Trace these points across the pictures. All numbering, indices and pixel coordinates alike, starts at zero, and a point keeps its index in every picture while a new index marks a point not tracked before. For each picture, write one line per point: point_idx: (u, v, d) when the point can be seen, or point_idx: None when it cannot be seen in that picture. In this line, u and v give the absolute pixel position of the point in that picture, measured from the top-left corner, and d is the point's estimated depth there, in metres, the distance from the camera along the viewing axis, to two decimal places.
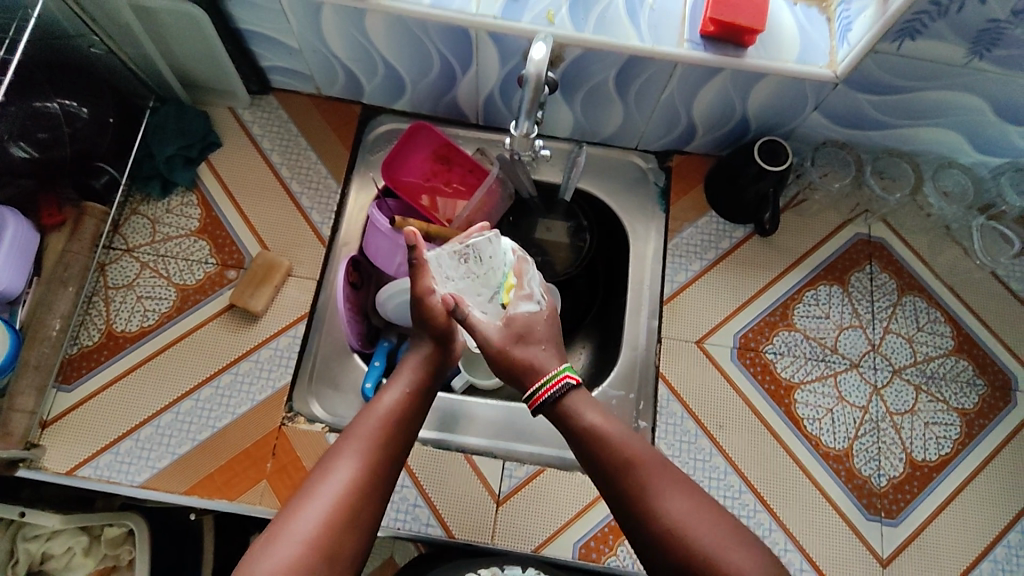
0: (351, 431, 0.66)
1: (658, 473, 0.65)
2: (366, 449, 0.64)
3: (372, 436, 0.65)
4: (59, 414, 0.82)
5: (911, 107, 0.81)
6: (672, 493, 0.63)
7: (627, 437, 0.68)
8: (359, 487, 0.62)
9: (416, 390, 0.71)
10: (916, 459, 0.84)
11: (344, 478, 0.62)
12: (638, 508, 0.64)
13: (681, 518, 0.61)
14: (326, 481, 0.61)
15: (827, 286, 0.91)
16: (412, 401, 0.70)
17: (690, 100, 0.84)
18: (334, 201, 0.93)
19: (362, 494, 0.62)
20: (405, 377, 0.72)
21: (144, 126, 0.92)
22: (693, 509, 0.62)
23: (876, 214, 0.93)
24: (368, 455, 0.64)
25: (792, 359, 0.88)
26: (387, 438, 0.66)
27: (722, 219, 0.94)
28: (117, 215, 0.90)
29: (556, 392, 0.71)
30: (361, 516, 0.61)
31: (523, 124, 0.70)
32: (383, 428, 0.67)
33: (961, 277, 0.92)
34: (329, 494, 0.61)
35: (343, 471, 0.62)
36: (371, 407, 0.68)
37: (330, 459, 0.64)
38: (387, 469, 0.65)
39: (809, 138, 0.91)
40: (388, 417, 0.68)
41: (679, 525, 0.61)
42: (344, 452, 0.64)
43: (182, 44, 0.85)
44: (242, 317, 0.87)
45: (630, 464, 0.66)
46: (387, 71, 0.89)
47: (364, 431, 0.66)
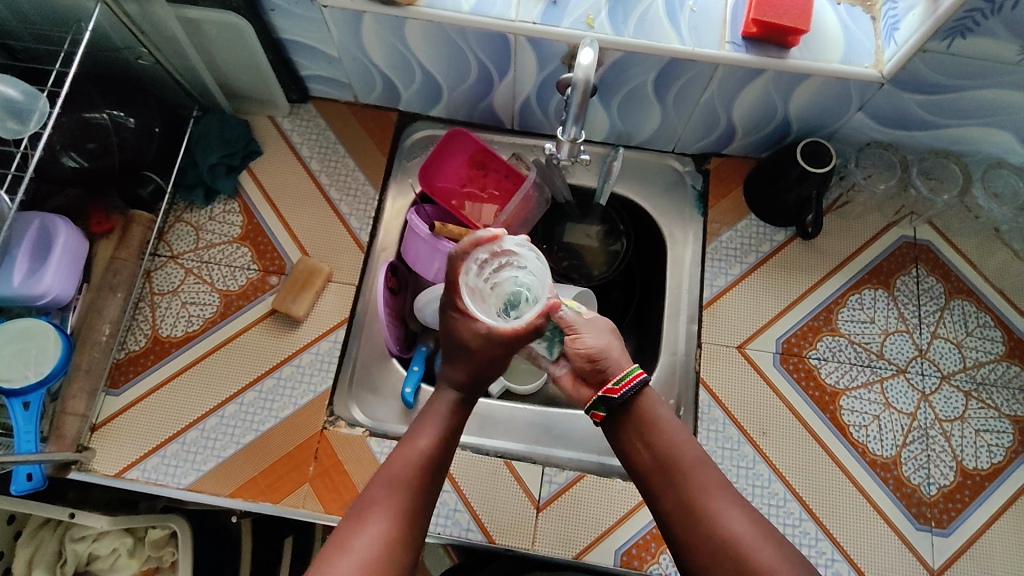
0: (378, 485, 0.65)
1: (714, 482, 0.66)
2: (396, 504, 0.64)
3: (399, 489, 0.65)
4: (108, 417, 0.84)
5: (960, 106, 0.79)
6: (721, 493, 0.65)
7: (690, 445, 0.69)
8: (392, 542, 0.61)
9: (444, 437, 0.70)
10: (967, 468, 0.82)
11: (374, 535, 0.61)
12: (697, 515, 0.65)
13: (742, 536, 0.62)
14: (357, 536, 0.60)
15: (872, 291, 0.89)
16: (438, 445, 0.69)
17: (731, 101, 0.83)
18: (372, 208, 0.94)
19: (395, 549, 0.61)
20: (434, 420, 0.71)
21: (188, 136, 0.94)
22: (739, 512, 0.64)
23: (922, 215, 0.91)
24: (399, 511, 0.63)
25: (836, 365, 0.86)
26: (415, 487, 0.65)
27: (762, 222, 0.93)
28: (162, 223, 0.92)
29: (633, 387, 0.70)
30: (394, 572, 0.60)
31: (572, 129, 0.69)
32: (409, 479, 0.66)
33: (1011, 280, 0.90)
34: (361, 551, 0.59)
35: (378, 526, 0.61)
36: (397, 457, 0.68)
37: (358, 515, 0.63)
38: (419, 523, 0.64)
39: (852, 139, 0.89)
40: (415, 466, 0.67)
41: (740, 542, 0.62)
42: (374, 510, 0.63)
43: (226, 54, 0.87)
44: (284, 323, 0.88)
45: (694, 468, 0.67)
46: (425, 78, 0.90)
47: (392, 485, 0.65)
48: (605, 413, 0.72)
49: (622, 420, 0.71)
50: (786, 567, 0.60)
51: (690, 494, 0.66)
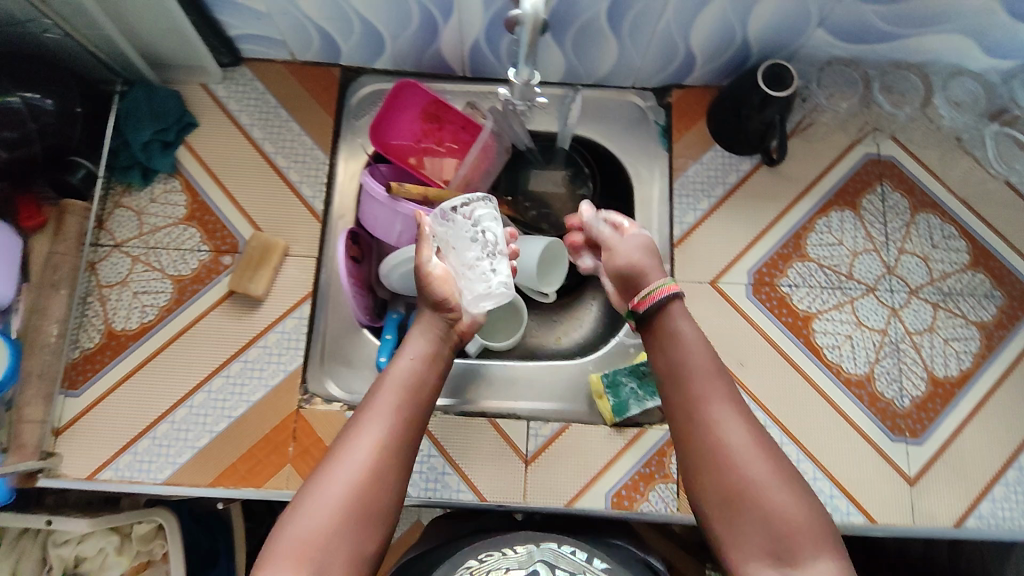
0: (367, 403, 0.64)
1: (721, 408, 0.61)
2: (386, 423, 0.62)
3: (389, 406, 0.64)
4: (71, 420, 0.80)
5: (918, 14, 0.76)
6: (720, 402, 0.62)
7: (711, 358, 0.65)
8: (385, 454, 0.60)
9: (430, 359, 0.70)
10: (938, 376, 0.83)
11: (365, 447, 0.60)
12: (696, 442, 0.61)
13: (734, 450, 0.58)
14: (348, 450, 0.60)
15: (838, 212, 0.88)
16: (425, 368, 0.69)
17: (688, 27, 0.80)
18: (324, 173, 0.89)
19: (388, 461, 0.60)
20: (418, 346, 0.70)
21: (114, 113, 0.86)
22: (740, 423, 0.60)
23: (885, 130, 0.90)
24: (391, 425, 0.62)
25: (807, 289, 0.86)
26: (404, 405, 0.64)
27: (726, 152, 0.91)
28: (100, 210, 0.86)
29: (659, 299, 0.69)
30: (388, 481, 0.59)
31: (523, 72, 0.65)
32: (398, 397, 0.64)
33: (976, 190, 0.89)
34: (352, 465, 0.58)
35: (368, 439, 0.60)
36: (387, 378, 0.66)
37: (349, 432, 0.61)
38: (410, 441, 0.63)
39: (813, 58, 0.86)
40: (403, 386, 0.66)
41: (734, 455, 0.58)
42: (365, 426, 0.62)
43: (142, 18, 0.79)
44: (244, 303, 0.84)
45: (702, 399, 0.62)
46: (364, 28, 0.84)
47: (381, 403, 0.64)
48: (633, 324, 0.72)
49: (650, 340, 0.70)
50: (775, 481, 0.56)
51: (690, 421, 0.62)
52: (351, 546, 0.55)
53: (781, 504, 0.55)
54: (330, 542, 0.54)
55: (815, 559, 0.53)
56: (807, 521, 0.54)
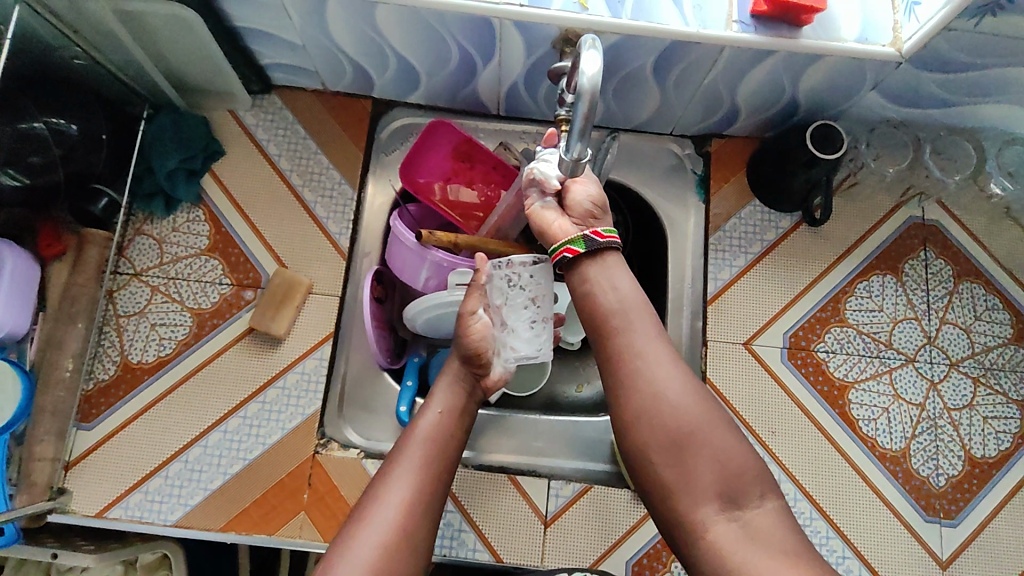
0: (396, 457, 0.66)
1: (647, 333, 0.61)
2: (416, 476, 0.64)
3: (418, 460, 0.65)
4: (82, 455, 0.78)
5: (978, 84, 0.73)
6: (652, 343, 0.60)
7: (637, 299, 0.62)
8: (414, 508, 0.62)
9: (455, 411, 0.71)
10: (975, 456, 0.81)
11: (396, 501, 0.61)
12: (630, 371, 0.59)
13: (675, 386, 0.58)
14: (380, 504, 0.61)
15: (880, 277, 0.86)
16: (453, 421, 0.70)
17: (736, 83, 0.77)
18: (351, 209, 0.87)
19: (416, 518, 0.61)
20: (443, 397, 0.72)
21: (139, 139, 0.84)
22: (672, 362, 0.60)
23: (932, 195, 0.87)
24: (418, 479, 0.64)
25: (844, 357, 0.84)
26: (432, 459, 0.66)
27: (766, 208, 0.88)
28: (121, 237, 0.84)
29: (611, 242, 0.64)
30: (416, 537, 0.61)
31: (575, 147, 0.58)
32: (426, 451, 0.66)
33: (1022, 261, 0.87)
34: (383, 520, 0.60)
35: (399, 493, 0.62)
36: (415, 430, 0.68)
37: (379, 484, 0.63)
38: (438, 495, 0.64)
39: (863, 118, 0.83)
40: (430, 441, 0.67)
41: (672, 395, 0.58)
42: (395, 478, 0.63)
43: (173, 46, 0.77)
44: (264, 342, 0.82)
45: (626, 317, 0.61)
46: (400, 64, 0.81)
47: (410, 457, 0.65)
48: (582, 250, 0.63)
49: (576, 274, 0.65)
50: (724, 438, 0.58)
51: (625, 376, 0.60)
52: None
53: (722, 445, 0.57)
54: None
55: (762, 499, 0.56)
56: (755, 468, 0.57)
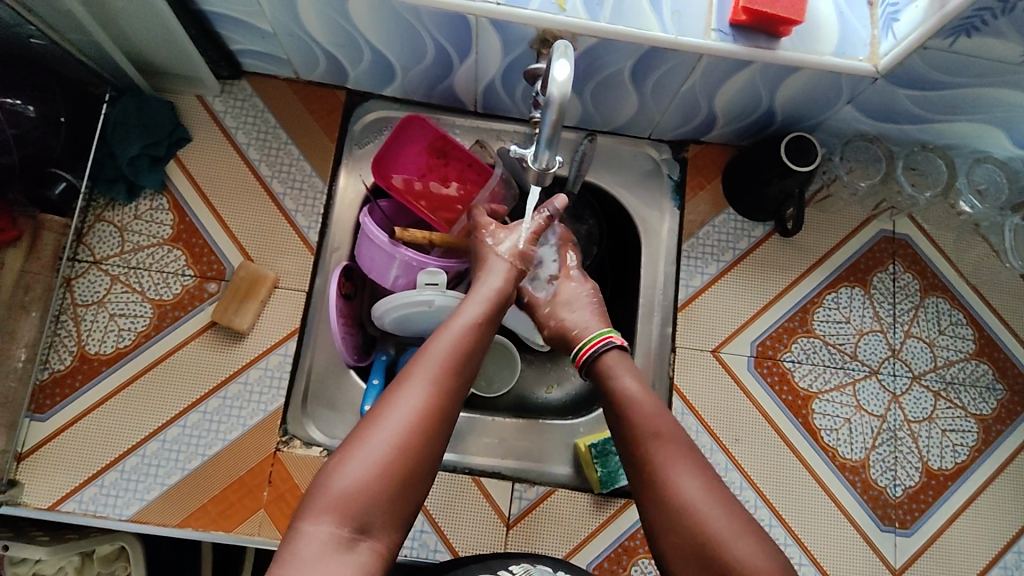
0: (415, 361, 0.61)
1: (671, 449, 0.62)
2: (434, 382, 0.59)
3: (440, 366, 0.60)
4: (35, 446, 0.76)
5: (951, 102, 0.74)
6: (679, 461, 0.61)
7: (656, 412, 0.65)
8: (432, 414, 0.57)
9: (480, 327, 0.66)
10: (932, 468, 0.83)
11: (413, 404, 0.57)
12: (649, 486, 0.61)
13: (693, 501, 0.59)
14: (397, 404, 0.57)
15: (848, 289, 0.86)
16: (478, 335, 0.65)
17: (713, 91, 0.76)
18: (321, 203, 0.85)
19: (433, 419, 0.57)
20: (472, 313, 0.67)
21: (101, 121, 0.82)
22: (696, 478, 0.60)
23: (902, 210, 0.88)
24: (435, 389, 0.59)
25: (810, 367, 0.84)
26: (452, 369, 0.61)
27: (740, 217, 0.88)
28: (80, 223, 0.81)
29: (600, 348, 0.73)
30: (430, 445, 0.56)
31: (548, 157, 0.59)
32: (446, 361, 0.61)
33: (986, 277, 0.88)
34: (400, 420, 0.56)
35: (414, 398, 0.57)
36: (438, 339, 0.63)
37: (395, 386, 0.58)
38: (455, 402, 0.60)
39: (838, 130, 0.83)
40: (452, 351, 0.62)
41: (688, 505, 0.58)
42: (410, 382, 0.58)
43: (137, 28, 0.74)
44: (226, 335, 0.81)
45: (658, 435, 0.64)
46: (374, 57, 0.79)
47: (431, 363, 0.60)
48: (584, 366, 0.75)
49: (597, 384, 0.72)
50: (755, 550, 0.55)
51: (647, 487, 0.62)
52: (393, 503, 0.54)
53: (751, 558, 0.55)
54: (371, 495, 0.53)
55: None
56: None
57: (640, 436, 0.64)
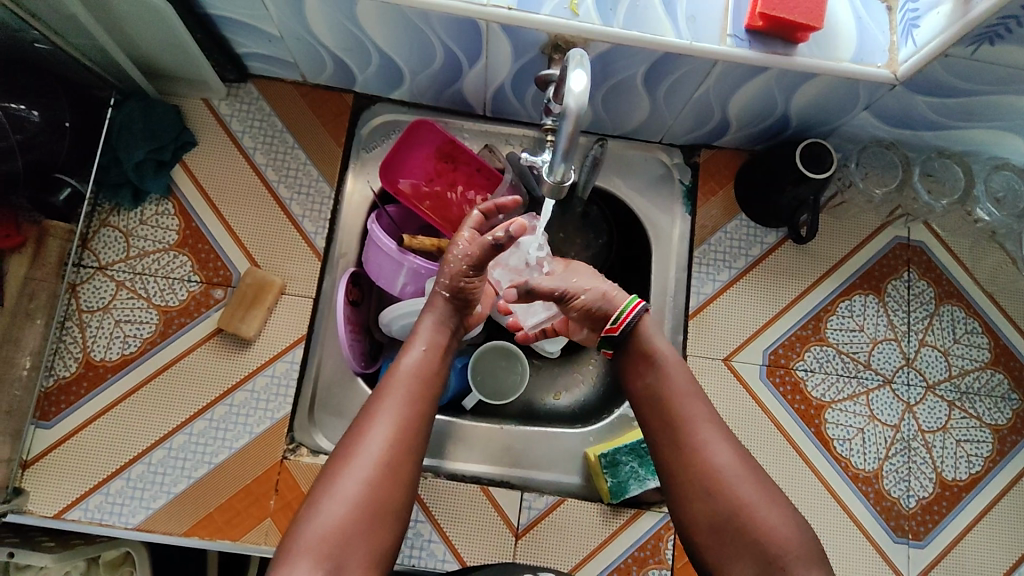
0: (382, 393, 0.62)
1: (705, 418, 0.65)
2: (397, 414, 0.61)
3: (403, 397, 0.62)
4: (40, 454, 0.75)
5: (970, 109, 0.72)
6: (715, 433, 0.64)
7: (686, 381, 0.67)
8: (397, 446, 0.59)
9: (440, 348, 0.68)
10: (946, 479, 0.82)
11: (380, 439, 0.59)
12: (681, 451, 0.63)
13: (722, 468, 0.61)
14: (363, 444, 0.58)
15: (862, 296, 0.85)
16: (438, 358, 0.67)
17: (728, 97, 0.75)
18: (328, 209, 0.84)
19: (400, 452, 0.59)
20: (428, 333, 0.68)
21: (106, 125, 0.81)
22: (727, 446, 0.63)
23: (917, 217, 0.87)
24: (399, 419, 0.61)
25: (823, 376, 0.83)
26: (414, 397, 0.63)
27: (753, 223, 0.87)
28: (85, 228, 0.80)
29: (632, 320, 0.70)
30: (400, 476, 0.59)
31: (559, 168, 0.58)
32: (410, 389, 0.63)
33: (1002, 285, 0.87)
34: (367, 457, 0.58)
35: (379, 433, 0.59)
36: (398, 369, 0.65)
37: (362, 422, 0.60)
38: (421, 428, 0.62)
39: (853, 136, 0.82)
40: (415, 377, 0.64)
41: (719, 472, 0.61)
42: (376, 417, 0.60)
43: (143, 32, 0.73)
44: (233, 342, 0.80)
45: (680, 401, 0.66)
46: (383, 61, 0.78)
47: (394, 394, 0.62)
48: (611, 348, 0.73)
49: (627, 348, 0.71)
50: (781, 518, 0.59)
51: (677, 452, 0.64)
52: (369, 539, 0.56)
53: (775, 522, 0.59)
54: (347, 533, 0.54)
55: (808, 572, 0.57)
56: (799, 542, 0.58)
57: (670, 405, 0.66)
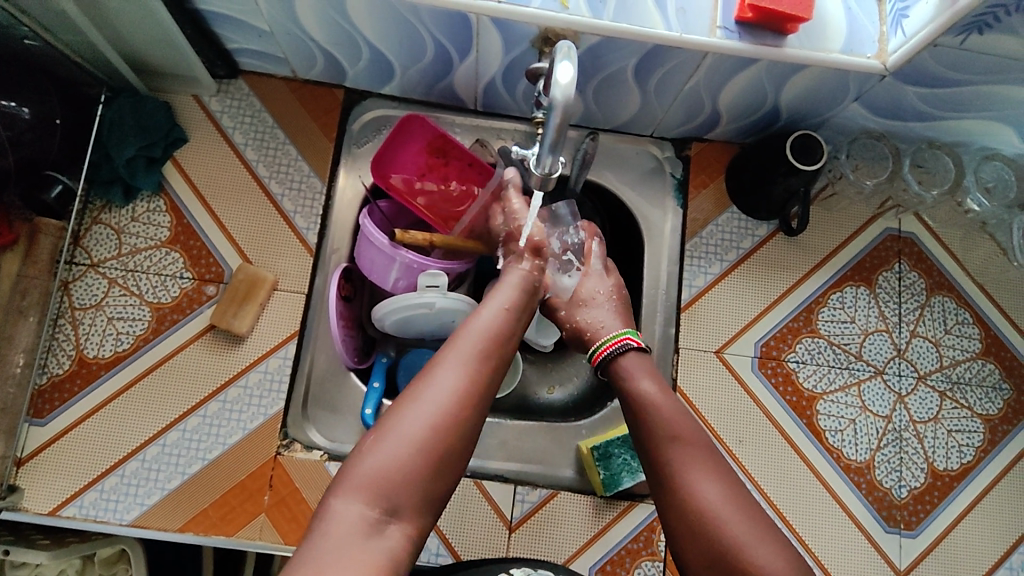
0: (451, 341, 0.59)
1: (699, 457, 0.61)
2: (469, 361, 0.57)
3: (475, 347, 0.59)
4: (34, 451, 0.75)
5: (960, 99, 0.72)
6: (706, 475, 0.59)
7: (677, 416, 0.64)
8: (469, 392, 0.55)
9: (514, 311, 0.65)
10: (938, 469, 0.82)
11: (449, 382, 0.55)
12: (673, 489, 0.60)
13: (710, 508, 0.57)
14: (430, 384, 0.55)
15: (853, 288, 0.85)
16: (512, 319, 0.64)
17: (718, 89, 0.75)
18: (320, 204, 0.84)
19: (473, 401, 0.55)
20: (503, 297, 0.66)
21: (96, 122, 0.81)
22: (722, 489, 0.59)
23: (908, 208, 0.87)
24: (471, 367, 0.57)
25: (814, 367, 0.83)
26: (488, 348, 0.60)
27: (744, 216, 0.87)
28: (77, 226, 0.80)
29: (614, 350, 0.71)
30: (468, 424, 0.55)
31: (549, 160, 0.58)
32: (484, 342, 0.60)
33: (993, 275, 0.87)
34: (436, 397, 0.54)
35: (449, 376, 0.56)
36: (470, 323, 0.62)
37: (431, 365, 0.57)
38: (494, 382, 0.58)
39: (844, 128, 0.82)
40: (489, 331, 0.61)
41: (709, 512, 0.57)
42: (443, 360, 0.57)
43: (132, 28, 0.73)
44: (225, 339, 0.80)
45: (673, 438, 0.62)
46: (373, 56, 0.78)
47: (466, 342, 0.59)
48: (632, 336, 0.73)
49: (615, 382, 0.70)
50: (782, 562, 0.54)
51: (666, 492, 0.60)
52: (428, 484, 0.52)
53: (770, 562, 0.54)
54: (404, 476, 0.51)
55: None
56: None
57: (666, 440, 0.62)
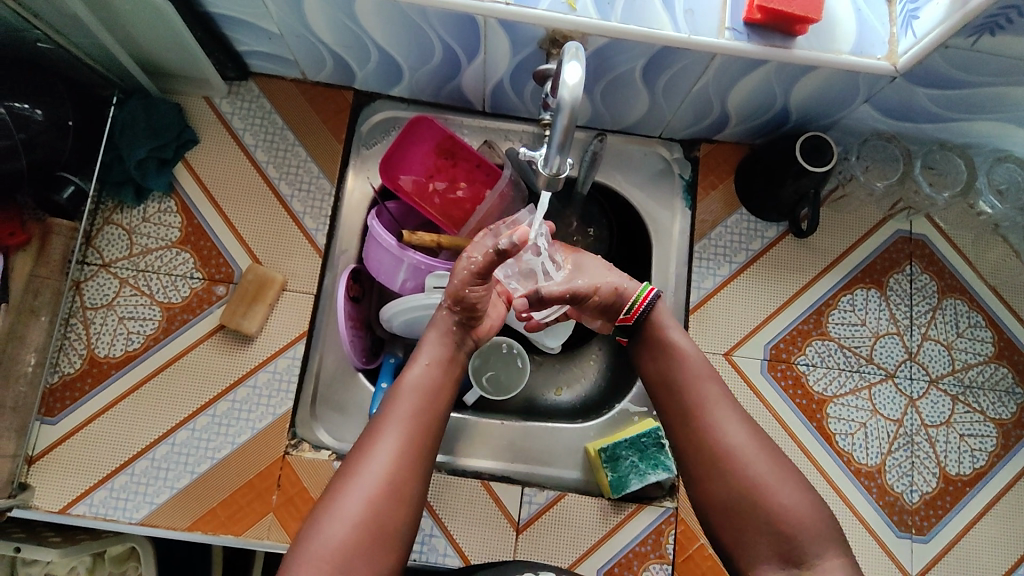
0: (385, 410, 0.62)
1: (720, 402, 0.64)
2: (401, 430, 0.60)
3: (407, 413, 0.61)
4: (45, 450, 0.76)
5: (972, 101, 0.72)
6: (732, 420, 0.63)
7: (702, 365, 0.67)
8: (401, 465, 0.58)
9: (447, 362, 0.66)
10: (950, 473, 0.81)
11: (382, 458, 0.58)
12: (695, 436, 0.63)
13: (736, 450, 0.61)
14: (365, 463, 0.58)
15: (864, 290, 0.85)
16: (445, 373, 0.66)
17: (726, 90, 0.75)
18: (329, 205, 0.84)
19: (405, 474, 0.58)
20: (433, 349, 0.67)
21: (109, 123, 0.81)
22: (748, 433, 0.62)
23: (920, 210, 0.87)
24: (403, 436, 0.60)
25: (824, 370, 0.83)
26: (420, 412, 0.62)
27: (753, 217, 0.86)
28: (89, 226, 0.81)
29: (647, 308, 0.71)
30: (406, 495, 0.58)
31: (556, 161, 0.58)
32: (414, 404, 0.62)
33: (1006, 278, 0.86)
34: (370, 476, 0.57)
35: (382, 452, 0.58)
36: (402, 384, 0.64)
37: (367, 440, 0.60)
38: (427, 446, 0.61)
39: (854, 129, 0.81)
40: (421, 391, 0.63)
41: (733, 454, 0.61)
42: (378, 433, 0.60)
43: (144, 31, 0.74)
44: (235, 338, 0.80)
45: (693, 391, 0.65)
46: (382, 58, 0.78)
47: (399, 409, 0.62)
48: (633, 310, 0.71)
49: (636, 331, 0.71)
50: (801, 501, 0.59)
51: (686, 439, 0.64)
52: (371, 561, 0.55)
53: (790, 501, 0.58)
54: (348, 556, 0.54)
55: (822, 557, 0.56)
56: (810, 517, 0.58)
57: (687, 391, 0.66)
